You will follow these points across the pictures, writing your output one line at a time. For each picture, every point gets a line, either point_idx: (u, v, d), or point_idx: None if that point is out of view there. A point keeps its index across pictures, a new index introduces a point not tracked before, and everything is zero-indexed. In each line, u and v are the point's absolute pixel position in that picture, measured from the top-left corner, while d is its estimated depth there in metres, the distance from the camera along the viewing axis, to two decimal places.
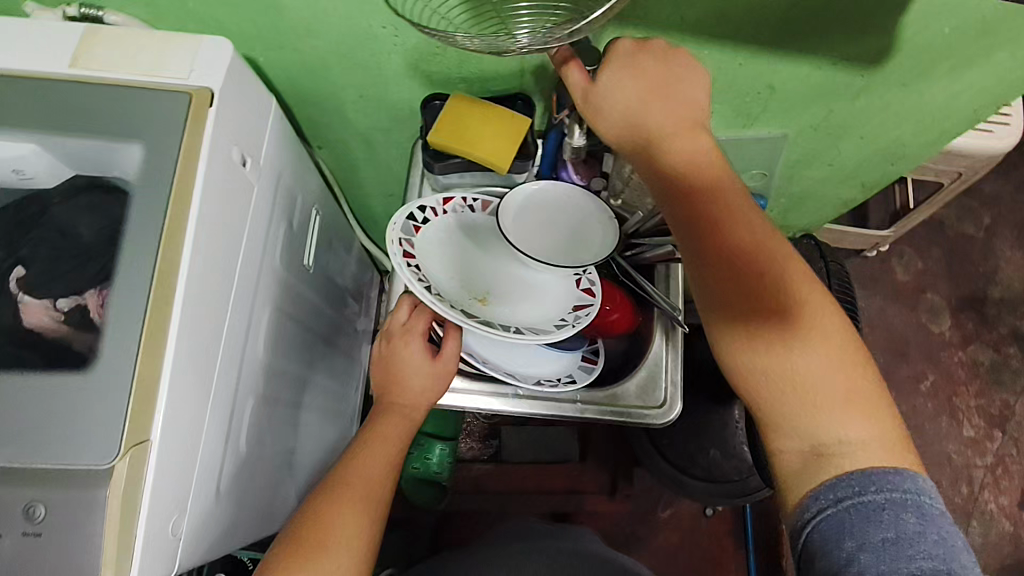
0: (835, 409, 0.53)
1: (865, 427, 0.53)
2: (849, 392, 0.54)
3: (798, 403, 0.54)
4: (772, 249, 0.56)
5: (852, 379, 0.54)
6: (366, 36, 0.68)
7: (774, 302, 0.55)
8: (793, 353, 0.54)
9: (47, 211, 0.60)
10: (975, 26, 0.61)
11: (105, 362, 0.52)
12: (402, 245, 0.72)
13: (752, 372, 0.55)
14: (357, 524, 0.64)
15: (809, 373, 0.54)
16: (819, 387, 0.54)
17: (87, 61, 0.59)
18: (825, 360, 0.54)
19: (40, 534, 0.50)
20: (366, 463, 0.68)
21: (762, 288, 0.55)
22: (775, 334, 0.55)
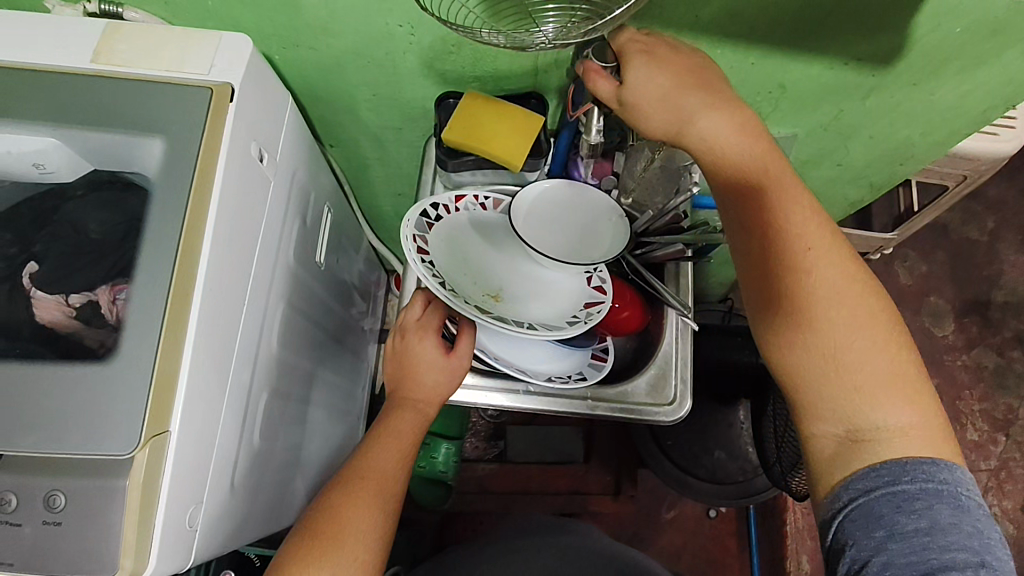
0: (880, 395, 0.52)
1: (909, 414, 0.52)
2: (894, 377, 0.53)
3: (841, 387, 0.53)
4: (821, 234, 0.56)
5: (897, 365, 0.53)
6: (382, 35, 0.68)
7: (823, 286, 0.54)
8: (839, 337, 0.53)
9: (61, 207, 0.63)
10: (985, 26, 0.62)
11: (125, 353, 0.52)
12: (417, 241, 0.73)
13: (791, 352, 0.55)
14: (372, 519, 0.64)
15: (854, 357, 0.53)
16: (864, 372, 0.53)
17: (109, 56, 0.60)
18: (871, 345, 0.53)
19: (61, 523, 0.50)
20: (381, 457, 0.69)
21: (811, 270, 0.54)
22: (819, 315, 0.54)
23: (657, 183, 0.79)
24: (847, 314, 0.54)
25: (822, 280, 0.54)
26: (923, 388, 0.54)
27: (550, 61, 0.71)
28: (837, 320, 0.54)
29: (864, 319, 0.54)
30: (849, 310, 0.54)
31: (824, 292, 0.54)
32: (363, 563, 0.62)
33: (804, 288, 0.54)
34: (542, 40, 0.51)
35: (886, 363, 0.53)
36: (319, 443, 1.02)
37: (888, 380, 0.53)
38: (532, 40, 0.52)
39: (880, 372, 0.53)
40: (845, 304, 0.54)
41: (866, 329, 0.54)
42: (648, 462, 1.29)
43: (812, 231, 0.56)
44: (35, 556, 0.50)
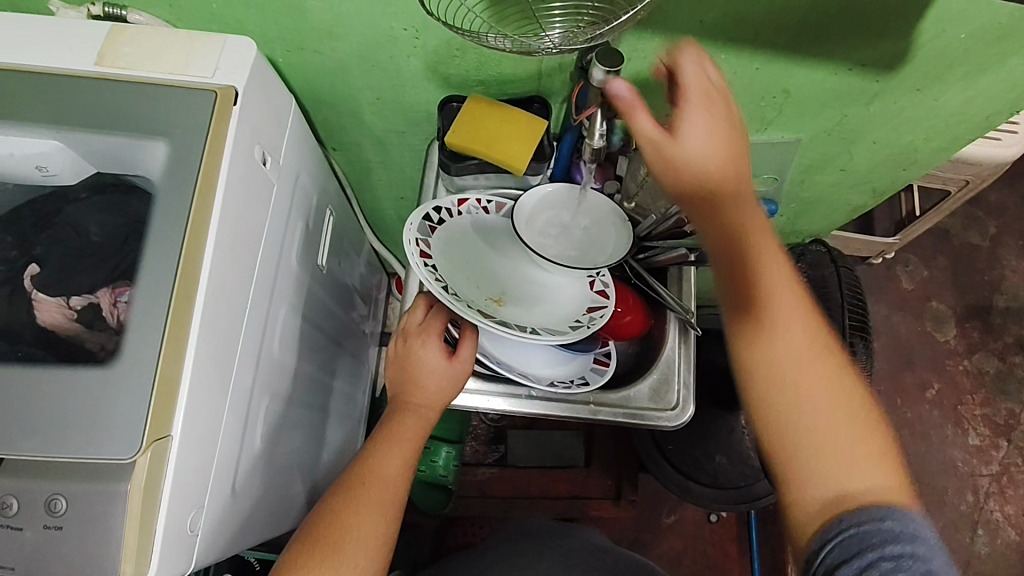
0: (847, 461, 0.50)
1: (880, 481, 0.49)
2: (861, 442, 0.50)
3: (806, 448, 0.51)
4: (794, 287, 0.53)
5: (866, 429, 0.51)
6: (386, 39, 0.68)
7: (791, 343, 0.52)
8: (823, 400, 0.51)
9: (62, 210, 0.63)
10: (991, 32, 0.62)
11: (127, 357, 0.52)
12: (419, 245, 0.73)
13: (778, 411, 0.51)
14: (373, 525, 0.63)
15: (820, 421, 0.50)
16: (830, 436, 0.50)
17: (113, 58, 0.60)
18: (838, 409, 0.51)
19: (62, 527, 0.50)
20: (382, 463, 0.68)
21: (778, 327, 0.52)
22: (803, 377, 0.51)
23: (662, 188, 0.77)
24: (814, 374, 0.51)
25: (789, 336, 0.52)
26: (892, 452, 0.51)
27: (554, 66, 0.71)
28: (804, 380, 0.51)
29: (832, 379, 0.51)
30: (817, 371, 0.51)
31: (792, 349, 0.52)
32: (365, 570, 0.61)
33: (773, 346, 0.52)
34: (548, 45, 0.51)
35: (854, 427, 0.50)
36: (320, 447, 1.02)
37: (856, 445, 0.50)
38: (537, 44, 0.52)
39: (846, 438, 0.50)
40: (812, 365, 0.51)
41: (833, 389, 0.51)
42: (650, 467, 1.29)
43: (787, 284, 0.53)
44: (35, 561, 0.50)
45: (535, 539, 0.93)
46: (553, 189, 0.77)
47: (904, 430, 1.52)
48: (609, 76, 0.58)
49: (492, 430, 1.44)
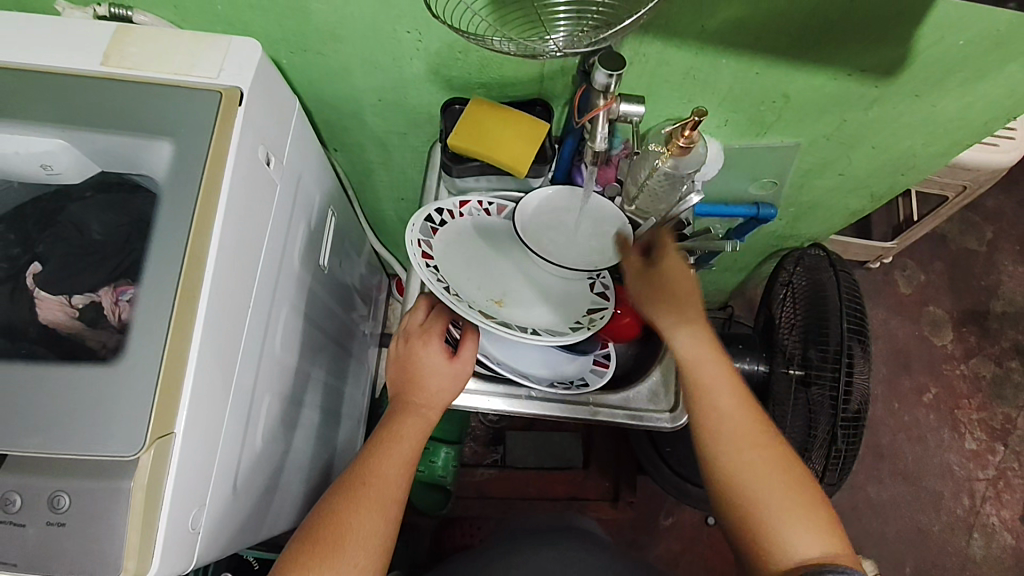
0: (793, 523, 0.58)
1: (821, 541, 0.57)
2: (804, 506, 0.59)
3: (759, 518, 0.59)
4: (730, 380, 0.65)
5: (806, 496, 0.60)
6: (390, 41, 0.69)
7: (733, 425, 0.63)
8: (764, 473, 0.60)
9: (65, 209, 0.63)
10: (988, 38, 0.62)
11: (130, 356, 0.52)
12: (422, 245, 0.73)
13: (733, 485, 0.61)
14: (373, 526, 0.64)
15: (766, 488, 0.60)
16: (777, 502, 0.59)
17: (119, 59, 0.60)
18: (779, 477, 0.60)
19: (64, 524, 0.50)
20: (384, 463, 0.68)
21: (720, 412, 0.64)
22: (748, 454, 0.61)
23: (661, 191, 0.78)
24: (753, 448, 0.62)
25: (732, 421, 0.63)
26: (832, 519, 0.59)
27: (556, 70, 0.72)
28: (747, 454, 0.61)
29: (769, 453, 0.62)
30: (755, 446, 0.62)
31: (734, 430, 0.63)
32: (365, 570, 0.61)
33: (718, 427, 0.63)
34: (552, 49, 0.52)
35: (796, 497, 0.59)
36: (319, 447, 1.02)
37: (799, 508, 0.59)
38: (541, 48, 0.53)
39: (790, 502, 0.59)
40: (751, 441, 0.62)
41: (771, 460, 0.61)
42: (649, 469, 1.31)
43: (726, 379, 0.65)
44: (37, 557, 0.50)
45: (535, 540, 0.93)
46: (554, 192, 0.78)
47: (901, 434, 1.53)
48: (612, 78, 0.59)
49: (491, 431, 1.44)
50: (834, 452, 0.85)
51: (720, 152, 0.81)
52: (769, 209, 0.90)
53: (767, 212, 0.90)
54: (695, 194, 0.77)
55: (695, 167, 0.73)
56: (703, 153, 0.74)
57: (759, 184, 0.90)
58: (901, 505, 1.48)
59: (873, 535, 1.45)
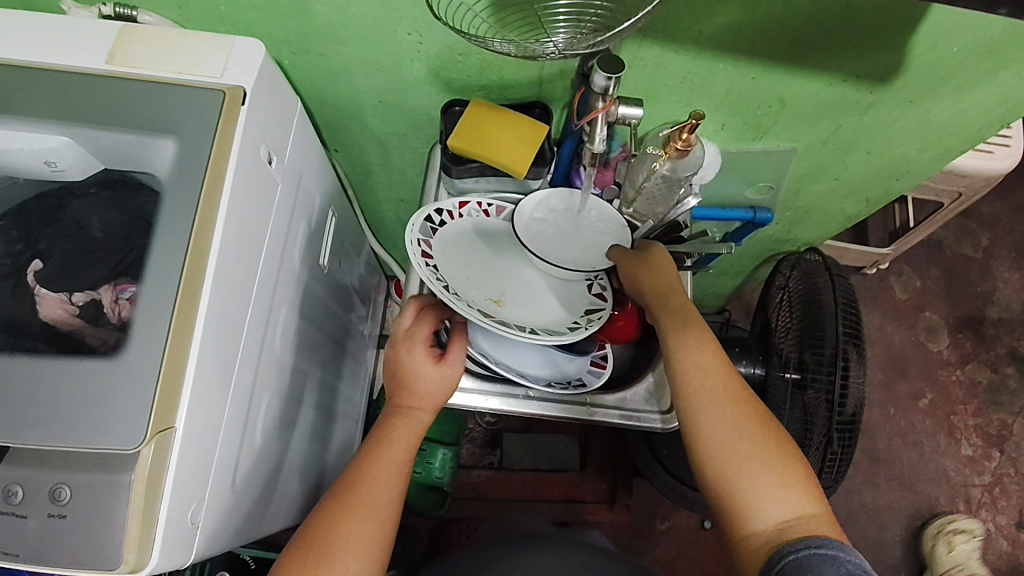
0: (772, 488, 0.59)
1: (799, 507, 0.58)
2: (782, 471, 0.60)
3: (736, 484, 0.60)
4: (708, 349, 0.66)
5: (784, 462, 0.61)
6: (391, 42, 0.70)
7: (714, 391, 0.64)
8: (738, 441, 0.61)
9: (66, 206, 0.64)
10: (982, 45, 0.63)
11: (132, 351, 0.53)
12: (421, 245, 0.74)
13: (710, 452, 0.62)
14: (366, 530, 0.64)
15: (745, 453, 0.61)
16: (756, 465, 0.60)
17: (123, 58, 0.61)
18: (758, 443, 0.61)
19: (65, 517, 0.51)
20: (377, 466, 0.68)
21: (696, 379, 0.65)
22: (725, 421, 0.63)
23: (659, 194, 0.79)
24: (733, 415, 0.63)
25: (712, 388, 0.64)
26: (811, 485, 0.60)
27: (555, 73, 0.73)
28: (727, 420, 0.63)
29: (749, 421, 0.63)
30: (735, 412, 0.63)
31: (714, 397, 0.64)
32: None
33: (698, 393, 0.64)
34: (553, 50, 0.53)
35: (774, 463, 0.60)
36: (317, 446, 1.02)
37: (777, 473, 0.60)
38: (541, 49, 0.53)
39: (767, 467, 0.60)
40: (731, 407, 0.63)
41: (752, 427, 0.62)
42: (645, 471, 1.31)
43: (706, 349, 0.66)
44: (39, 550, 0.51)
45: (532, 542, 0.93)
46: (549, 196, 0.79)
47: (897, 439, 1.54)
48: (610, 82, 0.59)
49: (488, 434, 1.45)
50: (829, 456, 0.87)
51: (717, 154, 0.81)
52: (767, 213, 0.91)
53: (762, 216, 0.91)
54: (692, 197, 0.79)
55: (694, 169, 0.74)
56: (701, 156, 0.75)
57: (755, 189, 0.92)
58: (897, 510, 1.48)
59: (868, 540, 1.45)
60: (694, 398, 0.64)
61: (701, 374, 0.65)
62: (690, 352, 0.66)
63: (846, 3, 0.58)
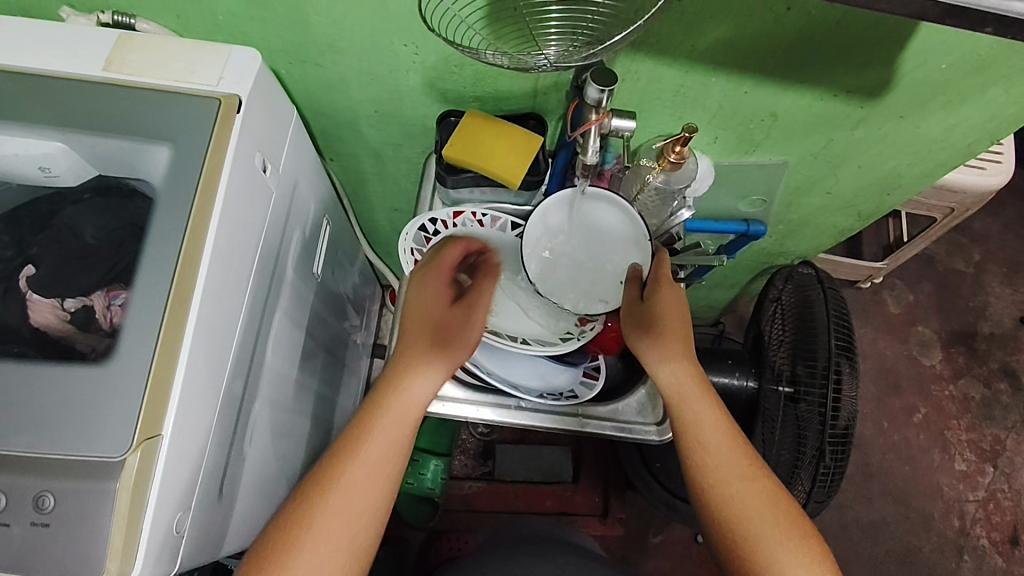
0: (788, 564, 0.60)
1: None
2: (797, 549, 0.60)
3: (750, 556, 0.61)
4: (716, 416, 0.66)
5: (798, 537, 0.61)
6: (386, 53, 0.70)
7: (727, 467, 0.64)
8: (750, 514, 0.62)
9: (61, 212, 0.64)
10: (970, 62, 0.64)
11: (121, 357, 0.52)
12: (414, 254, 0.78)
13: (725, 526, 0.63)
14: (353, 522, 0.59)
15: (757, 528, 0.61)
16: (771, 540, 0.61)
17: (120, 65, 0.61)
18: (772, 521, 0.61)
19: (49, 524, 0.50)
20: (371, 443, 0.61)
21: (705, 448, 0.65)
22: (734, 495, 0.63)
23: (652, 206, 0.80)
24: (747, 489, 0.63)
25: (722, 464, 0.64)
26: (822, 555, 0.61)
27: (550, 84, 0.73)
28: (741, 497, 0.63)
29: (760, 491, 0.63)
30: (747, 488, 0.63)
31: (727, 473, 0.64)
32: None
33: (710, 472, 0.64)
34: (544, 63, 0.53)
35: (791, 541, 0.61)
36: (309, 456, 1.02)
37: (792, 550, 0.60)
38: (533, 62, 0.54)
39: (784, 547, 0.60)
40: (744, 485, 0.63)
41: (762, 500, 0.62)
42: (638, 483, 1.30)
43: (714, 416, 0.66)
44: (22, 558, 0.50)
45: (524, 555, 0.92)
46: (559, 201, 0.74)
47: (891, 454, 1.54)
48: (603, 94, 0.59)
49: (481, 445, 1.44)
50: (822, 469, 0.85)
51: (710, 167, 0.83)
52: (759, 226, 0.92)
53: (755, 229, 0.92)
54: (686, 209, 0.79)
55: (687, 181, 0.75)
56: (695, 168, 0.75)
57: (748, 202, 0.92)
58: (891, 525, 1.48)
59: (861, 555, 1.45)
60: (703, 471, 0.65)
61: (711, 452, 0.65)
62: (700, 430, 0.65)
63: (836, 20, 0.59)
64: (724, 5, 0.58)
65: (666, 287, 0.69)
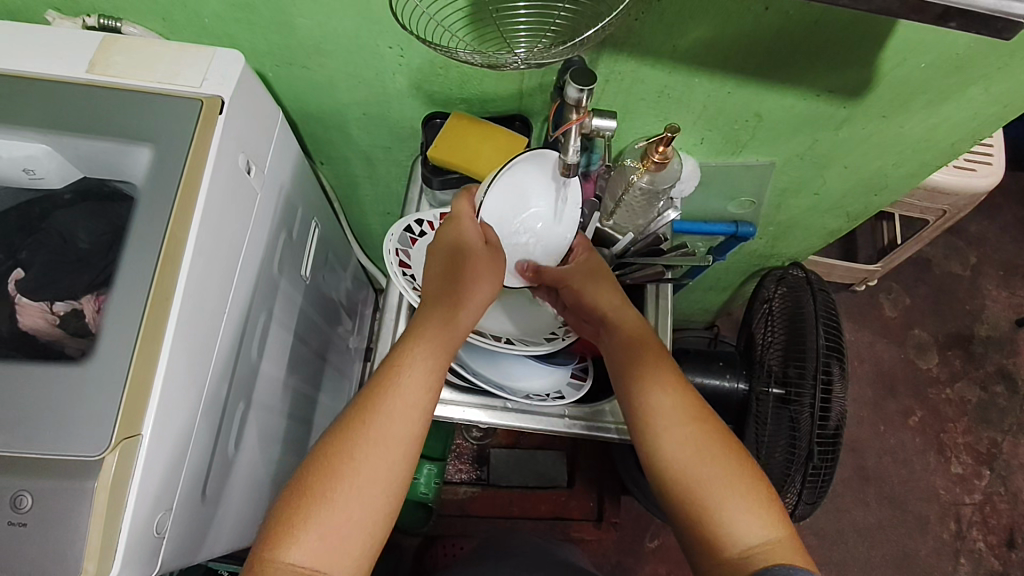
0: (745, 512, 0.58)
1: (771, 534, 0.57)
2: (753, 497, 0.59)
3: (706, 503, 0.59)
4: (669, 372, 0.66)
5: (750, 487, 0.59)
6: (371, 55, 0.71)
7: (676, 420, 0.63)
8: (703, 459, 0.61)
9: (49, 215, 0.64)
10: (948, 62, 0.65)
11: (101, 356, 0.53)
12: (399, 254, 0.77)
13: (681, 474, 0.61)
14: (382, 476, 0.57)
15: (710, 475, 0.60)
16: (728, 489, 0.59)
17: (104, 67, 0.62)
18: (728, 467, 0.60)
19: (26, 524, 0.50)
20: (393, 399, 0.60)
21: (659, 398, 0.64)
22: (691, 442, 0.62)
23: (638, 206, 0.80)
24: (696, 440, 0.62)
25: (673, 416, 0.63)
26: (780, 507, 0.59)
27: (534, 86, 0.74)
28: (693, 445, 0.61)
29: (713, 438, 0.62)
30: (697, 435, 0.62)
31: (672, 429, 0.63)
32: (365, 538, 0.56)
33: (660, 429, 0.63)
34: (516, 61, 0.53)
35: (741, 492, 0.59)
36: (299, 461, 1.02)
37: (746, 498, 0.59)
38: (506, 61, 0.54)
39: (735, 491, 0.59)
40: (692, 437, 0.62)
41: (717, 449, 0.61)
42: (633, 488, 1.29)
43: (666, 372, 0.66)
44: None
45: (511, 568, 0.91)
46: (534, 163, 0.71)
47: (887, 457, 1.53)
48: (583, 94, 0.59)
49: (476, 450, 1.44)
50: (811, 469, 0.85)
51: (696, 168, 0.84)
52: (749, 227, 0.92)
53: (744, 230, 0.92)
54: (672, 210, 0.79)
55: (672, 182, 0.76)
56: (679, 169, 0.76)
57: (738, 204, 0.92)
58: (887, 530, 1.47)
59: (857, 559, 1.44)
60: (658, 420, 0.63)
61: (663, 406, 0.64)
62: (650, 387, 0.65)
63: (815, 20, 0.59)
64: (701, 4, 0.58)
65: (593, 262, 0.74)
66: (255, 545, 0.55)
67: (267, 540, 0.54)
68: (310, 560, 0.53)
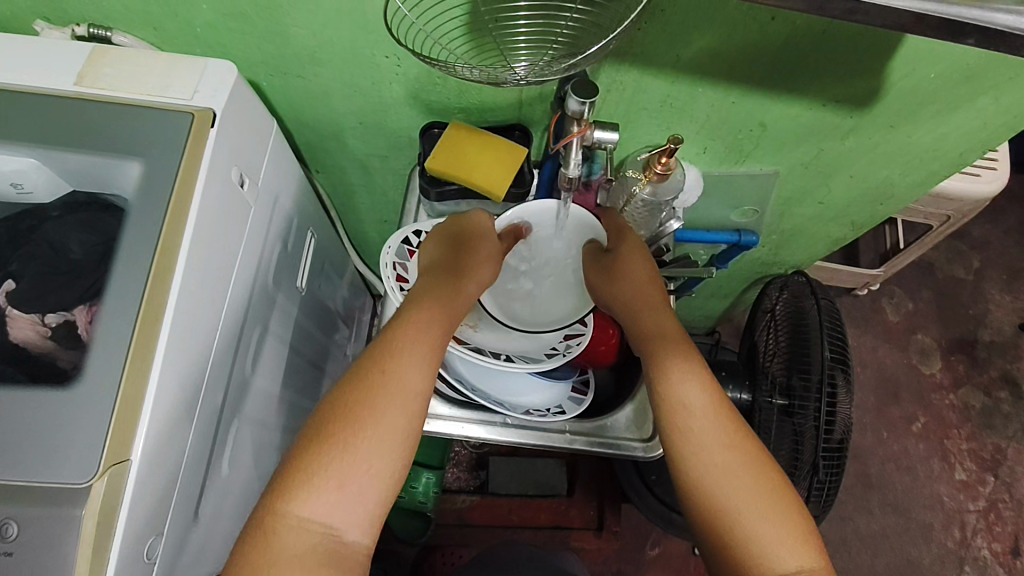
0: (770, 529, 0.56)
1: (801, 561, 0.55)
2: (782, 518, 0.57)
3: (736, 510, 0.57)
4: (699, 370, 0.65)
5: (776, 500, 0.58)
6: (367, 64, 0.69)
7: (704, 418, 0.62)
8: (732, 463, 0.59)
9: (40, 226, 0.62)
10: (960, 71, 0.63)
11: (89, 379, 0.51)
12: (396, 268, 0.75)
13: (712, 471, 0.59)
14: (395, 431, 0.56)
15: (742, 480, 0.58)
16: (758, 502, 0.57)
17: (94, 79, 0.60)
18: (760, 482, 0.59)
19: (12, 554, 0.48)
20: (401, 361, 0.60)
21: (692, 393, 0.63)
22: (726, 441, 0.61)
23: (641, 218, 0.80)
24: (723, 450, 0.60)
25: (703, 413, 0.62)
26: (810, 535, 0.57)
27: (534, 96, 0.72)
28: (726, 448, 0.60)
29: (743, 448, 0.61)
30: (731, 441, 0.61)
31: (701, 426, 0.62)
32: (379, 491, 0.54)
33: (682, 425, 0.62)
34: (515, 77, 0.51)
35: (765, 504, 0.57)
36: None
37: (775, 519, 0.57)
38: (505, 77, 0.52)
39: (764, 507, 0.57)
40: (719, 441, 0.61)
41: (746, 459, 0.60)
42: (634, 497, 1.27)
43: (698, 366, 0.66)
44: None
45: None
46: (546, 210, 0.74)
47: (891, 464, 1.52)
48: (585, 106, 0.58)
49: (475, 457, 1.42)
50: (817, 483, 0.84)
51: (699, 176, 0.82)
52: (751, 236, 0.90)
53: (748, 238, 0.89)
54: (675, 220, 0.78)
55: (674, 193, 0.75)
56: (682, 180, 0.75)
57: (740, 213, 0.91)
58: (891, 537, 1.45)
59: (861, 568, 1.42)
60: (695, 412, 0.62)
61: (690, 404, 0.63)
62: (682, 378, 0.64)
63: (821, 30, 0.58)
64: (707, 16, 0.56)
65: (630, 241, 0.74)
66: (258, 505, 0.53)
67: (281, 488, 0.52)
68: (321, 515, 0.51)
